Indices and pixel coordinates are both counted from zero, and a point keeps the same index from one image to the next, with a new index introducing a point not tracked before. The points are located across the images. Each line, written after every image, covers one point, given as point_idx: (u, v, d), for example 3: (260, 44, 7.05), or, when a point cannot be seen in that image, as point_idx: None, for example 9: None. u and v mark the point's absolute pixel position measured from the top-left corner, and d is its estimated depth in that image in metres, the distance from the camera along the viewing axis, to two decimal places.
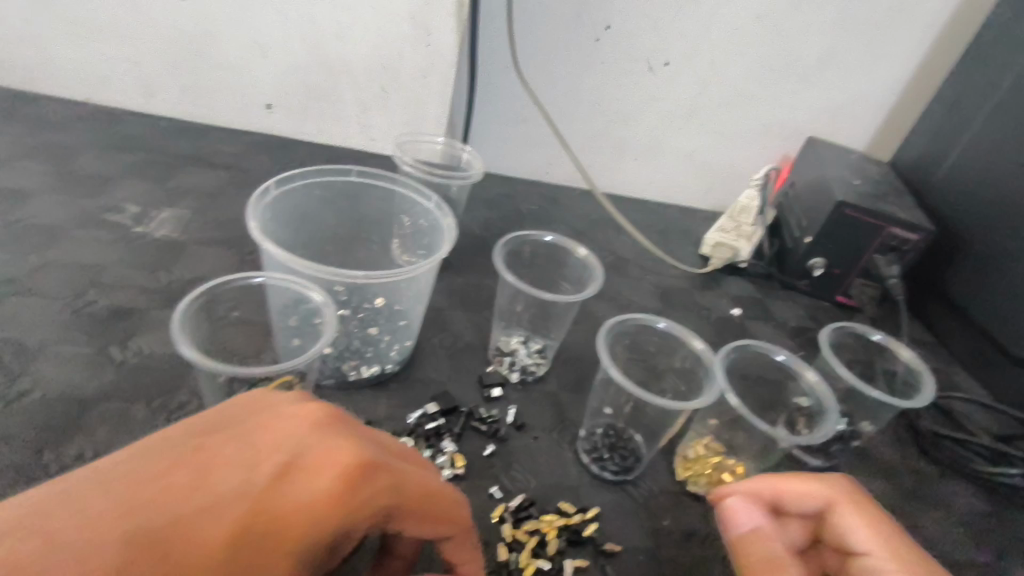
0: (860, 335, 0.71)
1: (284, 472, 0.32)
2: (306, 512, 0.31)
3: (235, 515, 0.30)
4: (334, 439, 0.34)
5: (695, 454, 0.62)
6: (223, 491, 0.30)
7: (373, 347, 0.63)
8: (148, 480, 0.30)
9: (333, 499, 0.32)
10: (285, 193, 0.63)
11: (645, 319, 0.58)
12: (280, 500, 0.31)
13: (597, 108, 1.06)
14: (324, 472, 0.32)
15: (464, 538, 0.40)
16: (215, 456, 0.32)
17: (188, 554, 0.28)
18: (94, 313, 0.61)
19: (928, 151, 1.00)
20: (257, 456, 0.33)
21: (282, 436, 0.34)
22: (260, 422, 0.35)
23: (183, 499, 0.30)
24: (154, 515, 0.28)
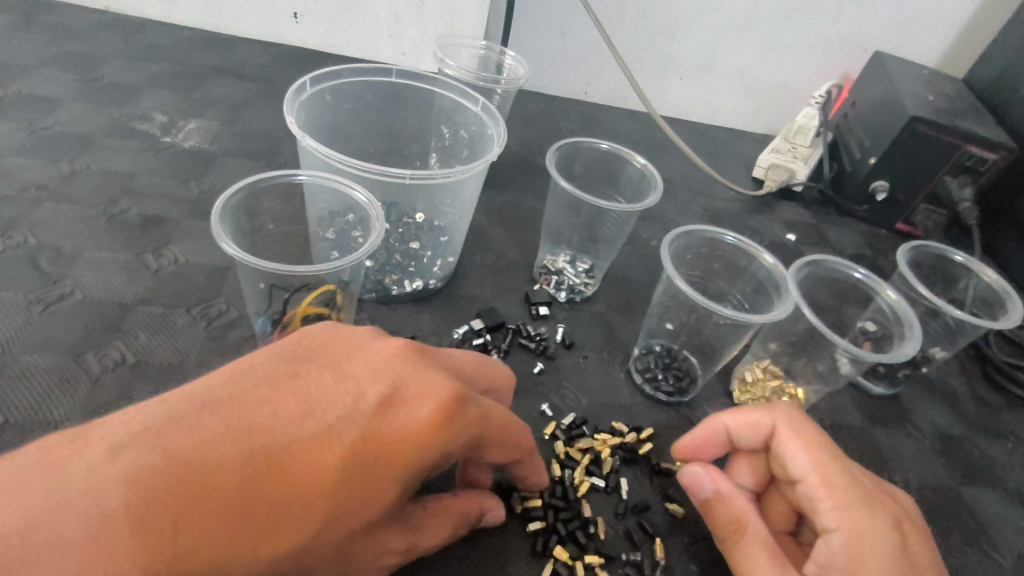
0: (940, 256, 0.66)
1: (388, 400, 0.31)
2: (416, 441, 0.30)
3: (347, 441, 0.29)
4: (430, 369, 0.33)
5: (753, 377, 0.59)
6: (332, 417, 0.30)
7: (415, 262, 0.60)
8: (256, 403, 0.29)
9: (438, 428, 0.31)
10: (320, 93, 0.59)
11: (715, 233, 0.54)
12: (388, 426, 0.30)
13: (644, 19, 0.98)
14: (427, 403, 0.31)
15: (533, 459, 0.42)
16: (316, 382, 0.31)
17: (307, 476, 0.28)
18: (127, 220, 0.59)
19: (1012, 66, 0.91)
20: (358, 384, 0.32)
21: (378, 365, 0.33)
22: (352, 349, 0.34)
23: (295, 424, 0.29)
24: (271, 438, 0.28)
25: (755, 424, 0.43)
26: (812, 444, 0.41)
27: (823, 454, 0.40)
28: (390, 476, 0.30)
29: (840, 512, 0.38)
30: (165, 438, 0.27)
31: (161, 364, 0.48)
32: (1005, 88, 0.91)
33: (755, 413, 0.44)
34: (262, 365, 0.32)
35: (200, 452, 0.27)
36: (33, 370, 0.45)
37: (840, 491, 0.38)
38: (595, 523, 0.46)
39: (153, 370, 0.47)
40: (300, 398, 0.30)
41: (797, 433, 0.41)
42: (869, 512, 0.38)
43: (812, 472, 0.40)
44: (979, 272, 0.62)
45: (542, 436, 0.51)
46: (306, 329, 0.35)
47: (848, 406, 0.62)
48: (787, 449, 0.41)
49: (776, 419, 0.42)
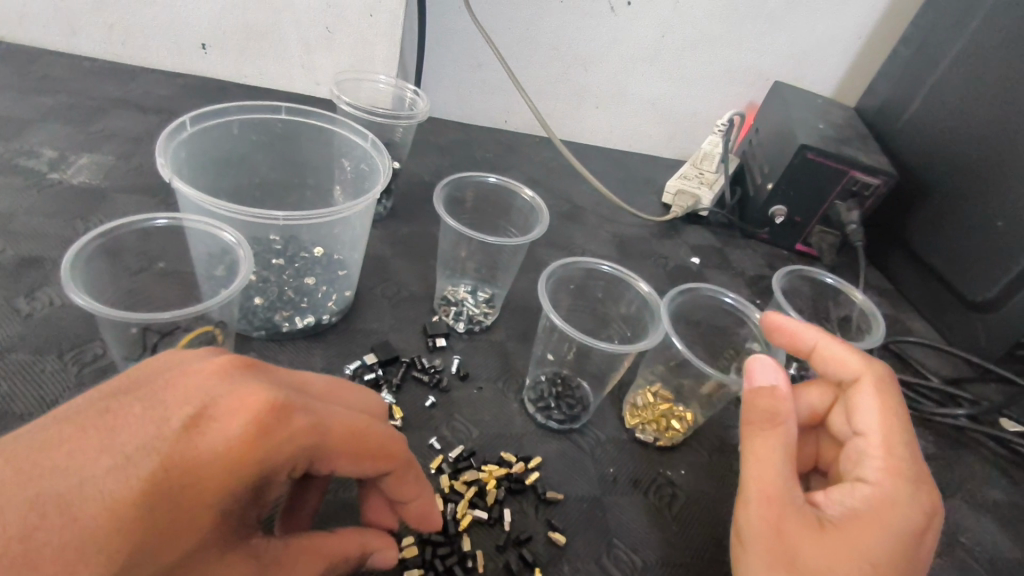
0: (814, 279, 0.71)
1: (192, 422, 0.30)
2: (220, 460, 0.30)
3: (145, 472, 0.29)
4: (247, 385, 0.32)
5: (644, 401, 0.61)
6: (130, 449, 0.29)
7: (307, 297, 0.60)
8: (54, 445, 0.29)
9: (246, 445, 0.30)
10: (205, 129, 0.58)
11: (591, 263, 0.56)
12: (191, 450, 0.30)
13: (556, 50, 1.01)
14: (234, 421, 0.30)
15: (406, 474, 0.41)
16: (121, 415, 0.30)
17: (96, 514, 0.28)
18: (0, 262, 0.56)
19: (894, 96, 0.98)
20: (163, 411, 0.30)
21: (189, 386, 0.31)
22: (171, 376, 0.32)
23: (89, 462, 0.28)
24: (59, 479, 0.28)
25: (849, 364, 0.45)
26: (891, 401, 0.43)
27: (893, 417, 0.42)
28: (200, 499, 0.30)
29: (890, 465, 0.40)
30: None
31: (22, 415, 0.46)
32: (888, 116, 0.98)
33: (853, 354, 0.46)
34: (71, 407, 0.31)
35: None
36: None
37: (895, 449, 0.40)
38: (473, 557, 0.46)
39: (11, 422, 0.45)
40: (99, 434, 0.29)
41: (888, 393, 0.43)
42: (916, 487, 0.39)
43: (876, 430, 0.42)
44: (850, 294, 0.68)
45: (428, 470, 0.52)
46: (137, 365, 0.34)
47: (738, 425, 0.64)
48: (863, 401, 0.43)
49: (870, 372, 0.44)
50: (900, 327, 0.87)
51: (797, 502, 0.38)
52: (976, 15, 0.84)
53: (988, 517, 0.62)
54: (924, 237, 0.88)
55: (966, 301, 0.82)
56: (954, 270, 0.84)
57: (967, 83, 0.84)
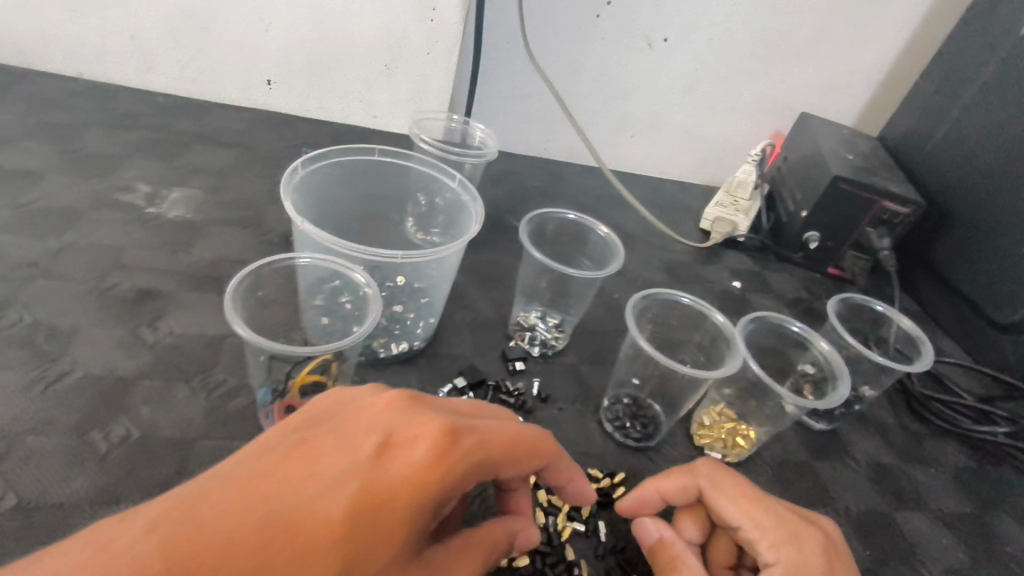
0: (864, 305, 0.76)
1: (382, 449, 0.36)
2: (411, 478, 0.35)
3: (350, 491, 0.34)
4: (419, 416, 0.38)
5: (710, 420, 0.65)
6: (335, 472, 0.34)
7: (399, 325, 0.65)
8: (270, 472, 0.34)
9: (431, 465, 0.35)
10: (312, 173, 0.63)
11: (672, 294, 0.61)
12: (385, 471, 0.35)
13: (597, 84, 1.07)
14: (417, 446, 0.36)
15: (560, 464, 0.46)
16: (321, 445, 0.36)
17: (317, 529, 0.32)
18: (121, 295, 0.61)
19: (917, 127, 1.04)
20: (355, 441, 0.36)
21: (372, 420, 0.38)
22: (351, 412, 0.39)
23: (304, 484, 0.34)
24: (283, 499, 0.33)
25: (684, 489, 0.48)
26: (742, 497, 0.46)
27: (750, 501, 0.46)
28: (396, 512, 0.34)
29: (777, 549, 0.43)
30: (194, 511, 0.31)
31: (165, 438, 0.50)
32: (912, 147, 1.04)
33: (681, 476, 0.49)
34: (272, 441, 0.36)
35: (227, 522, 0.31)
36: (39, 451, 0.47)
37: (774, 531, 0.44)
38: (578, 566, 0.50)
39: (157, 445, 0.49)
40: (307, 462, 0.35)
41: (724, 483, 0.47)
42: (799, 544, 0.43)
43: (741, 518, 0.45)
44: (895, 319, 0.73)
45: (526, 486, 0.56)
46: (312, 404, 0.40)
47: (794, 442, 0.69)
48: (720, 504, 0.47)
49: (701, 481, 0.48)
50: (931, 347, 0.92)
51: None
52: (997, 56, 0.91)
53: None
54: (952, 262, 0.94)
55: (998, 326, 0.87)
56: (983, 295, 0.89)
57: (990, 118, 0.90)
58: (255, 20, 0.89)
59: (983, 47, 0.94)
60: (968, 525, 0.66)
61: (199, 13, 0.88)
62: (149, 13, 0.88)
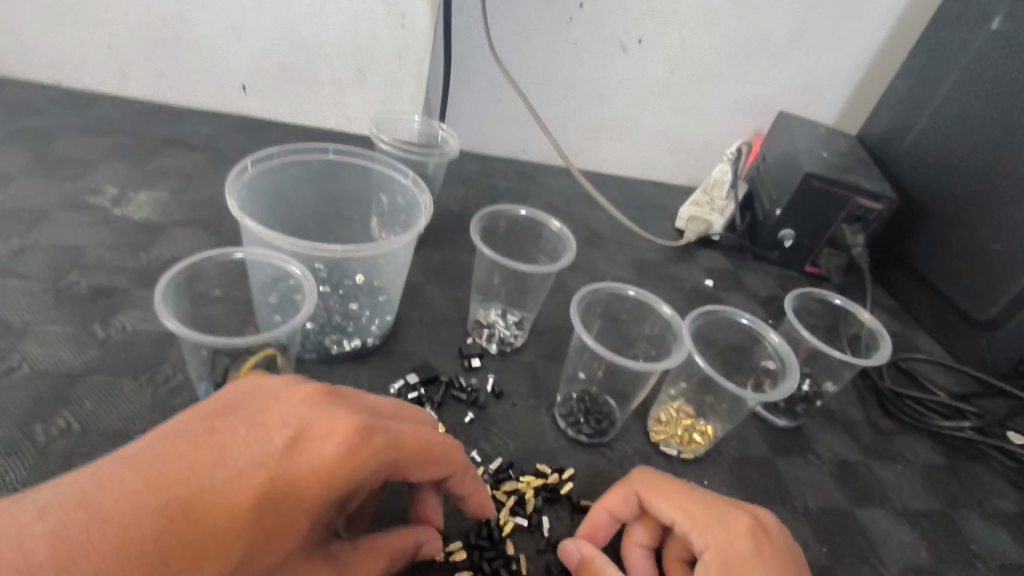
0: (824, 300, 0.75)
1: (293, 442, 0.34)
2: (320, 474, 0.34)
3: (256, 483, 0.33)
4: (336, 410, 0.36)
5: (667, 416, 0.64)
6: (242, 463, 0.33)
7: (353, 322, 0.65)
8: (172, 459, 0.32)
9: (343, 460, 0.34)
10: (261, 172, 0.64)
11: (619, 288, 0.61)
12: (294, 465, 0.34)
13: (571, 86, 1.07)
14: (330, 440, 0.35)
15: (466, 475, 0.46)
16: (229, 433, 0.34)
17: (218, 520, 0.31)
18: (76, 293, 0.62)
19: (894, 124, 1.03)
20: (267, 431, 0.35)
21: (286, 410, 0.36)
22: (266, 400, 0.37)
23: (207, 473, 0.32)
24: (186, 488, 0.31)
25: (621, 498, 0.48)
26: (673, 492, 0.46)
27: (683, 495, 0.46)
28: (300, 507, 0.33)
29: (706, 535, 0.44)
30: (88, 496, 0.30)
31: (107, 430, 0.50)
32: (889, 144, 1.03)
33: (618, 488, 0.48)
34: (179, 425, 0.34)
35: (121, 508, 0.29)
36: None
37: (703, 519, 0.44)
38: (517, 561, 0.50)
39: (98, 437, 0.50)
40: (212, 450, 0.33)
41: (655, 483, 0.48)
42: (727, 527, 0.44)
43: (675, 513, 0.45)
44: (858, 314, 0.72)
45: None
46: (226, 390, 0.38)
47: (755, 438, 0.68)
48: (655, 506, 0.47)
49: (636, 486, 0.48)
50: (908, 345, 0.91)
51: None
52: (969, 51, 0.90)
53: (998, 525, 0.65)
54: (927, 258, 0.93)
55: (974, 322, 0.86)
56: (958, 291, 0.88)
57: (964, 113, 0.89)
58: (227, 28, 0.90)
59: (956, 42, 0.93)
60: (933, 522, 0.64)
61: (172, 21, 0.90)
62: (122, 22, 0.90)
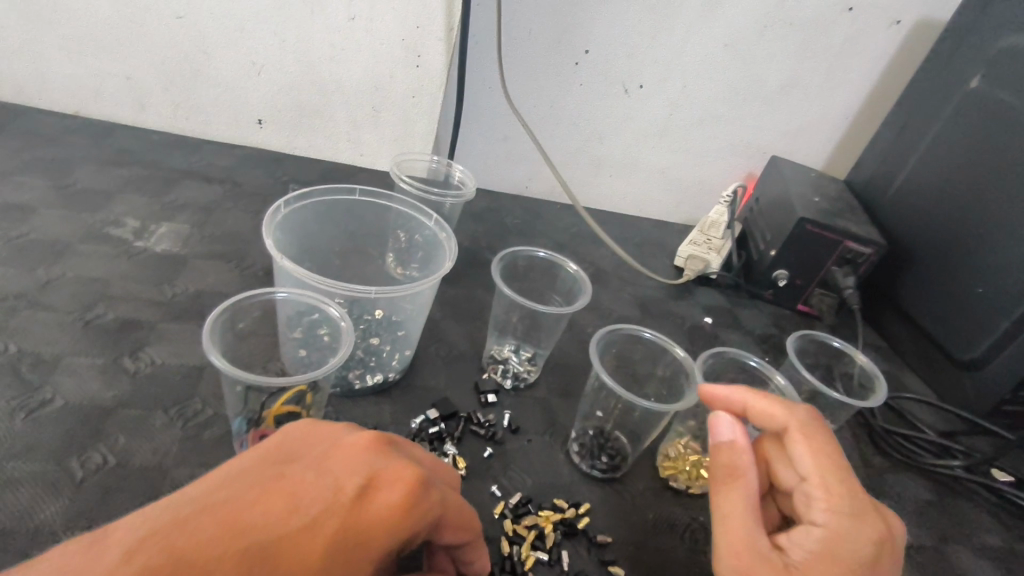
0: (823, 341, 0.80)
1: (363, 490, 0.36)
2: (386, 522, 0.35)
3: (329, 530, 0.34)
4: (398, 460, 0.39)
5: (675, 452, 0.67)
6: (315, 510, 0.35)
7: (375, 357, 0.67)
8: (250, 503, 0.34)
9: (407, 509, 0.36)
10: (294, 212, 0.66)
11: (635, 329, 0.65)
12: (365, 513, 0.36)
13: (575, 126, 1.12)
14: (395, 488, 0.37)
15: (478, 544, 0.47)
16: (299, 480, 0.36)
17: (293, 564, 0.33)
18: (105, 325, 0.63)
19: (879, 172, 1.09)
20: (337, 479, 0.37)
21: (353, 460, 0.38)
22: (329, 448, 0.39)
23: (283, 520, 0.34)
24: (264, 531, 0.33)
25: (773, 414, 0.48)
26: (823, 453, 0.45)
27: (835, 463, 0.45)
28: (365, 555, 0.35)
29: (831, 513, 0.43)
30: (171, 539, 0.31)
31: (141, 465, 0.52)
32: (876, 191, 1.09)
33: (778, 407, 0.49)
34: (251, 470, 0.37)
35: (203, 553, 0.31)
36: (17, 477, 0.49)
37: (839, 495, 0.43)
38: None
39: (133, 472, 0.51)
40: (287, 496, 0.35)
41: (816, 434, 0.46)
42: (856, 524, 0.42)
43: (813, 471, 0.45)
44: (853, 355, 0.76)
45: (492, 515, 0.58)
46: (285, 434, 0.40)
47: None
48: (797, 446, 0.46)
49: (795, 419, 0.47)
50: (897, 384, 0.95)
51: (764, 551, 0.42)
52: (949, 107, 0.96)
53: (987, 560, 0.69)
54: (914, 300, 0.98)
55: (956, 361, 0.91)
56: (943, 333, 0.93)
57: (945, 165, 0.95)
58: (248, 65, 0.93)
59: (936, 99, 0.99)
60: (926, 558, 0.67)
61: (195, 57, 0.93)
62: (146, 57, 0.92)
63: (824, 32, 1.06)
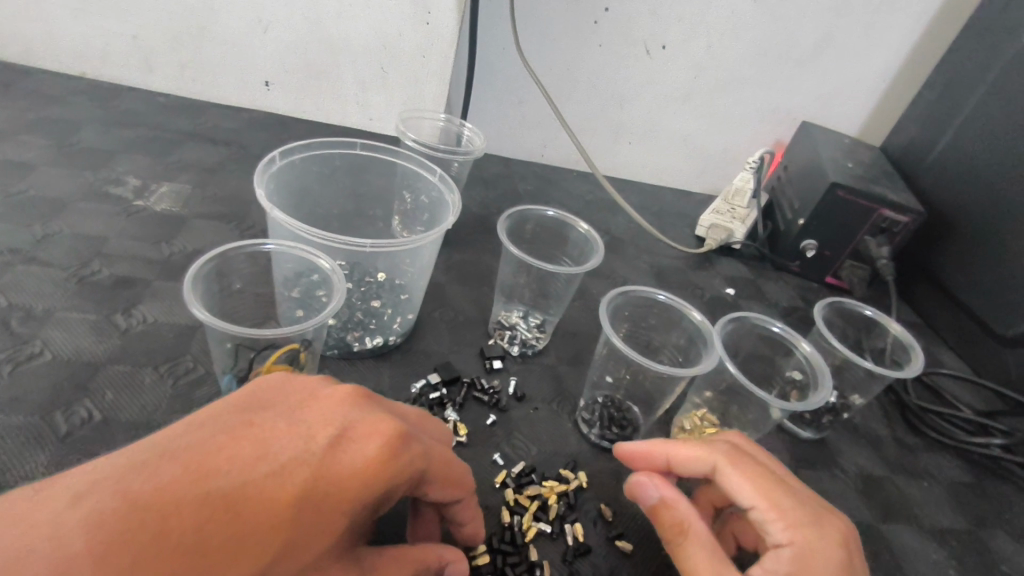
0: (852, 311, 0.75)
1: (336, 441, 0.34)
2: (359, 475, 0.34)
3: (298, 479, 0.32)
4: (375, 413, 0.37)
5: (690, 424, 0.62)
6: (284, 459, 0.33)
7: (376, 319, 0.64)
8: (214, 450, 0.32)
9: (380, 462, 0.34)
10: (289, 166, 0.63)
11: (648, 292, 0.61)
12: (337, 464, 0.33)
13: (594, 90, 1.07)
14: (370, 441, 0.35)
15: (472, 499, 0.44)
16: (269, 427, 0.34)
17: (257, 514, 0.31)
18: (98, 282, 0.61)
19: (920, 137, 1.02)
20: (309, 428, 0.35)
21: (327, 410, 0.36)
22: (304, 398, 0.37)
23: (249, 468, 0.31)
24: (228, 479, 0.31)
25: (699, 460, 0.45)
26: (758, 481, 0.43)
27: (769, 486, 0.43)
28: (337, 507, 0.33)
29: (792, 530, 0.41)
30: (124, 485, 0.29)
31: (128, 422, 0.50)
32: (915, 157, 1.02)
33: (702, 447, 0.45)
34: (218, 417, 0.34)
35: (159, 499, 0.29)
36: (0, 430, 0.47)
37: (793, 513, 0.41)
38: (540, 566, 0.49)
39: (120, 428, 0.49)
40: (254, 443, 0.33)
41: (746, 462, 0.44)
42: (818, 530, 0.41)
43: (759, 499, 0.42)
44: (886, 325, 0.71)
45: (493, 484, 0.55)
46: (257, 382, 0.38)
47: (780, 449, 0.67)
48: (733, 484, 0.43)
49: (718, 456, 0.44)
50: (932, 360, 0.90)
51: None
52: (1001, 63, 0.88)
53: None
54: (953, 273, 0.92)
55: (998, 337, 0.85)
56: (984, 307, 0.87)
57: (994, 127, 0.88)
58: (253, 23, 0.90)
59: (987, 55, 0.92)
60: (960, 541, 0.63)
61: (200, 15, 0.90)
62: (150, 15, 0.90)
63: None
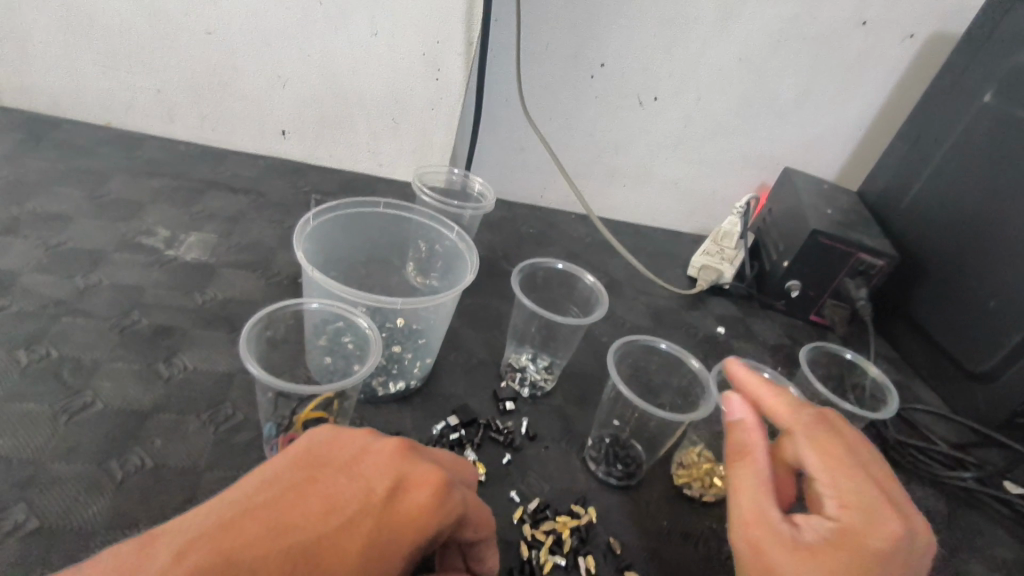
0: (834, 353, 0.81)
1: (392, 493, 0.39)
2: (415, 522, 0.38)
3: (364, 529, 0.37)
4: (423, 463, 0.41)
5: (689, 460, 0.69)
6: (350, 511, 0.37)
7: (397, 364, 0.69)
8: (290, 506, 0.37)
9: (434, 511, 0.39)
10: (320, 226, 0.69)
11: (651, 342, 0.67)
12: (396, 514, 0.38)
13: (590, 138, 1.14)
14: (422, 492, 0.39)
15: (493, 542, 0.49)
16: (332, 483, 0.39)
17: (332, 562, 0.35)
18: (139, 332, 0.66)
19: (893, 183, 1.09)
20: (368, 481, 0.39)
21: (382, 464, 0.40)
22: (359, 451, 0.41)
23: (321, 522, 0.37)
24: (305, 532, 0.36)
25: (791, 416, 0.48)
26: (836, 458, 0.45)
27: (845, 469, 0.44)
28: (398, 551, 0.38)
29: (845, 511, 0.43)
30: (219, 542, 0.34)
31: (177, 467, 0.54)
32: (889, 203, 1.09)
33: (794, 408, 0.49)
34: (286, 476, 0.39)
35: (251, 552, 0.34)
36: (61, 477, 0.51)
37: (851, 497, 0.43)
38: None
39: (170, 474, 0.53)
40: (323, 498, 0.38)
41: (833, 437, 0.46)
42: (870, 517, 0.42)
43: (824, 472, 0.45)
44: (865, 367, 0.78)
45: (511, 521, 0.59)
46: (313, 436, 0.42)
47: None
48: (809, 454, 0.46)
49: (805, 428, 0.47)
50: (910, 396, 0.96)
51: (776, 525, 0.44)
52: (964, 120, 0.97)
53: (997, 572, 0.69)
54: (926, 312, 0.99)
55: (967, 372, 0.92)
56: (954, 345, 0.94)
57: (959, 178, 0.95)
58: (273, 78, 0.96)
59: (951, 112, 1.00)
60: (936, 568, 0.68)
61: (222, 72, 0.96)
62: (175, 71, 0.96)
63: (838, 46, 1.07)
